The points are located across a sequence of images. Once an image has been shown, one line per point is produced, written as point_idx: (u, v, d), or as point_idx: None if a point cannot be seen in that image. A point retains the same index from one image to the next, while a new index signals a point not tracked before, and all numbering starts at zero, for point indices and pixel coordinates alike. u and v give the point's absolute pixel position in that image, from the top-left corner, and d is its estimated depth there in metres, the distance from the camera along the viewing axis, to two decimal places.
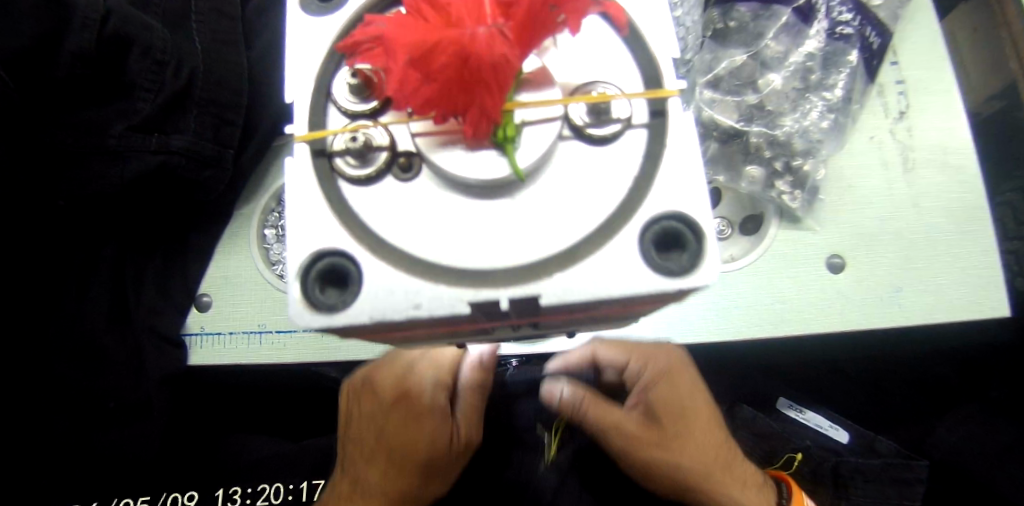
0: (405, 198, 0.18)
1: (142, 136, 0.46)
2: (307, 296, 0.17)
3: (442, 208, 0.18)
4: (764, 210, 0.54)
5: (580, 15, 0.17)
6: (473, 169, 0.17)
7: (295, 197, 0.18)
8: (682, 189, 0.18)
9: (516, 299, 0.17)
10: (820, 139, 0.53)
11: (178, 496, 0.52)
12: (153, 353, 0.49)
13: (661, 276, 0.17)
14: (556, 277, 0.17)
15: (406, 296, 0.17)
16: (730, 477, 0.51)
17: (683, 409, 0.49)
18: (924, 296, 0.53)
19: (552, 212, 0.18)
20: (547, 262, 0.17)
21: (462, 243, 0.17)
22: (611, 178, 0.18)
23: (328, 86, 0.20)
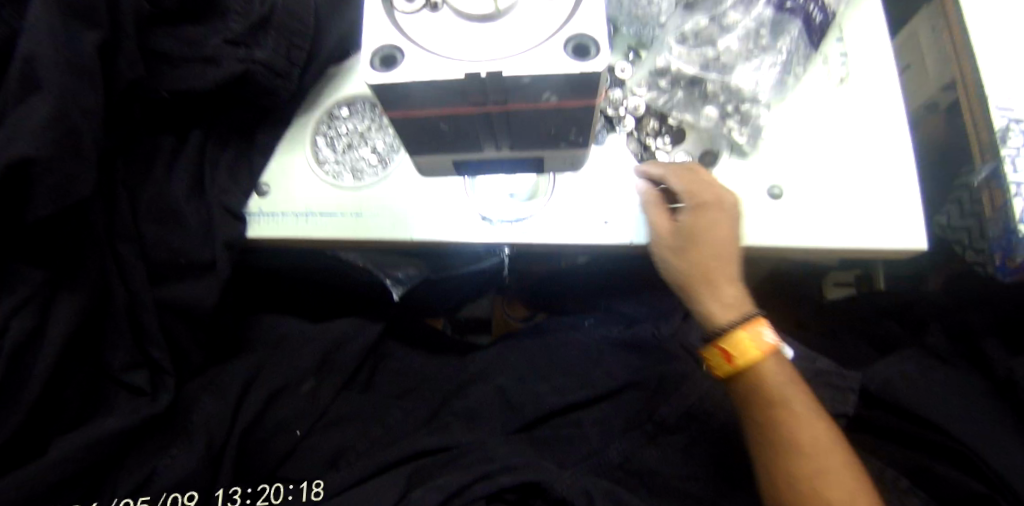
0: (436, 22, 0.31)
1: (232, 49, 0.59)
2: (371, 65, 0.30)
3: (456, 29, 0.30)
4: (720, 146, 0.66)
5: None
6: (472, 7, 0.30)
7: (370, 14, 0.31)
8: (596, 23, 0.30)
9: (490, 70, 0.29)
10: (766, 89, 0.64)
11: (178, 496, 0.57)
12: (223, 224, 0.62)
13: (575, 64, 0.28)
14: (515, 60, 0.29)
15: (427, 69, 0.29)
16: (715, 290, 0.57)
17: (708, 232, 0.55)
18: (848, 225, 0.64)
19: (518, 32, 0.30)
20: (512, 54, 0.29)
21: (465, 47, 0.30)
22: (556, 14, 0.30)
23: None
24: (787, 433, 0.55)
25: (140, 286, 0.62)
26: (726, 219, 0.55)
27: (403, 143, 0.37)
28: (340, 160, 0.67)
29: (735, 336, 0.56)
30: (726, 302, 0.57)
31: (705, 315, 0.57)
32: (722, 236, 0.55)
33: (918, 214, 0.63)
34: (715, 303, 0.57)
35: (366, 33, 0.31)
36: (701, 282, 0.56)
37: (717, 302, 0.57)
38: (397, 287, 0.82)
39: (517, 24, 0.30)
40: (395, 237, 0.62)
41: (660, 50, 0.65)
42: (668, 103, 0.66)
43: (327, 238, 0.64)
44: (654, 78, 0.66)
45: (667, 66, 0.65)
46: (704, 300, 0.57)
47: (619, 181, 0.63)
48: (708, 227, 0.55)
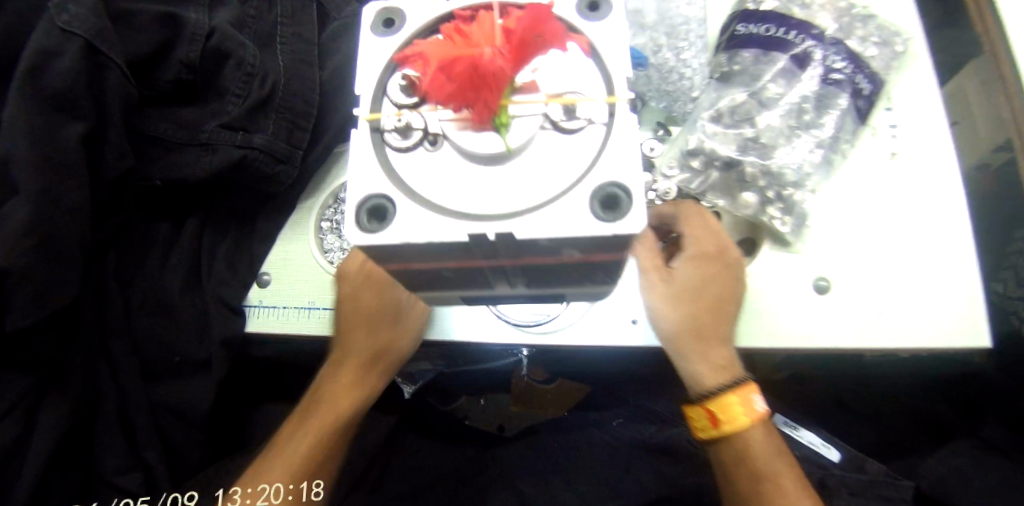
0: (433, 164, 0.26)
1: (229, 134, 0.56)
2: (359, 222, 0.24)
3: (460, 174, 0.25)
4: (760, 236, 0.61)
5: (557, 41, 0.25)
6: (479, 145, 0.25)
7: (356, 157, 0.26)
8: (626, 168, 0.24)
9: (498, 233, 0.24)
10: (809, 172, 0.58)
11: (179, 496, 0.59)
12: (217, 318, 0.58)
13: (601, 223, 0.23)
14: (526, 218, 0.24)
15: (424, 226, 0.24)
16: (707, 349, 0.50)
17: (712, 287, 0.49)
18: (899, 319, 0.56)
19: (533, 177, 0.25)
20: (520, 210, 0.24)
21: (471, 197, 0.25)
22: (580, 156, 0.25)
23: (383, 86, 0.27)
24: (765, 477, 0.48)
25: (126, 385, 0.57)
26: (728, 277, 0.50)
27: (407, 283, 0.32)
28: (346, 249, 0.62)
29: (721, 399, 0.49)
30: (710, 365, 0.50)
31: (688, 374, 0.50)
32: (725, 295, 0.49)
33: (980, 309, 0.56)
34: (700, 364, 0.50)
35: (349, 181, 0.26)
36: (682, 335, 0.49)
37: (703, 363, 0.50)
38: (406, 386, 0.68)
39: (530, 167, 0.25)
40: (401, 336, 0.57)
41: (692, 129, 0.60)
42: (701, 188, 0.60)
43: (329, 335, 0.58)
44: (686, 158, 0.60)
45: (699, 146, 0.59)
46: (688, 359, 0.50)
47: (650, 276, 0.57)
48: (712, 281, 0.49)
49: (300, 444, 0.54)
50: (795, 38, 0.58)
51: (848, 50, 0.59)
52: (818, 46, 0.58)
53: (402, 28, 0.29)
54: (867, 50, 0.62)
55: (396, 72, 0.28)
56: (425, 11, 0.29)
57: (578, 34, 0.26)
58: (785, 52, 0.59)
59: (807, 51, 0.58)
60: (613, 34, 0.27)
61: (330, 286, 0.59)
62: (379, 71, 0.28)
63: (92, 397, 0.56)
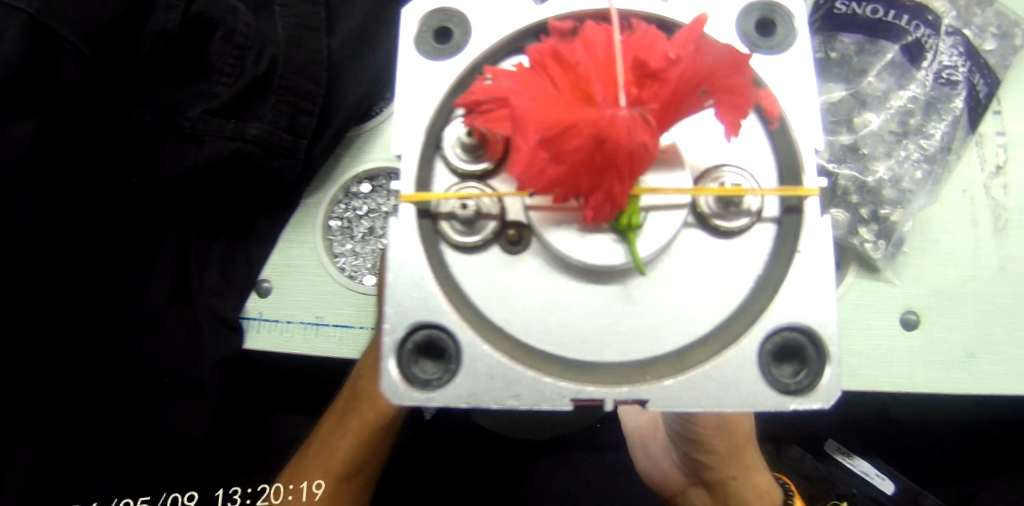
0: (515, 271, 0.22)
1: (217, 122, 0.46)
2: (411, 377, 0.21)
3: (567, 292, 0.21)
4: (844, 256, 0.49)
5: (725, 100, 0.18)
6: (591, 253, 0.19)
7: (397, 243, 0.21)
8: (807, 309, 0.21)
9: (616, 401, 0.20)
10: (913, 190, 0.48)
11: (177, 496, 0.53)
12: (213, 337, 0.49)
13: (777, 391, 0.21)
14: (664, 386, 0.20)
15: (505, 376, 0.20)
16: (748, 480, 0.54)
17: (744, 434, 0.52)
18: (996, 366, 0.48)
19: (668, 302, 0.21)
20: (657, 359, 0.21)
21: (592, 345, 0.21)
22: (717, 270, 0.22)
23: (438, 136, 0.22)
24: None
25: (114, 406, 0.51)
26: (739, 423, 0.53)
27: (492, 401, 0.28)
28: (359, 252, 0.52)
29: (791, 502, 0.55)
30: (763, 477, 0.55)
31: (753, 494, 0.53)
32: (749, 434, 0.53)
33: None
34: (760, 478, 0.54)
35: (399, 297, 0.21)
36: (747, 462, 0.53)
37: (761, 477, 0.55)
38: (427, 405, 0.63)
39: (659, 286, 0.21)
40: None
41: None
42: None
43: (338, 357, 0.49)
44: None
45: None
46: (753, 479, 0.54)
47: None
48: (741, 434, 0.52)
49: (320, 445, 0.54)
50: (908, 24, 0.48)
51: (965, 43, 0.49)
52: (932, 36, 0.48)
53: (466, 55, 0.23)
54: (982, 43, 0.52)
55: (452, 120, 0.23)
56: (494, 33, 0.23)
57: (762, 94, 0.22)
58: (894, 41, 0.49)
59: (920, 41, 0.48)
60: (796, 98, 0.23)
61: (340, 301, 0.50)
62: (425, 121, 0.22)
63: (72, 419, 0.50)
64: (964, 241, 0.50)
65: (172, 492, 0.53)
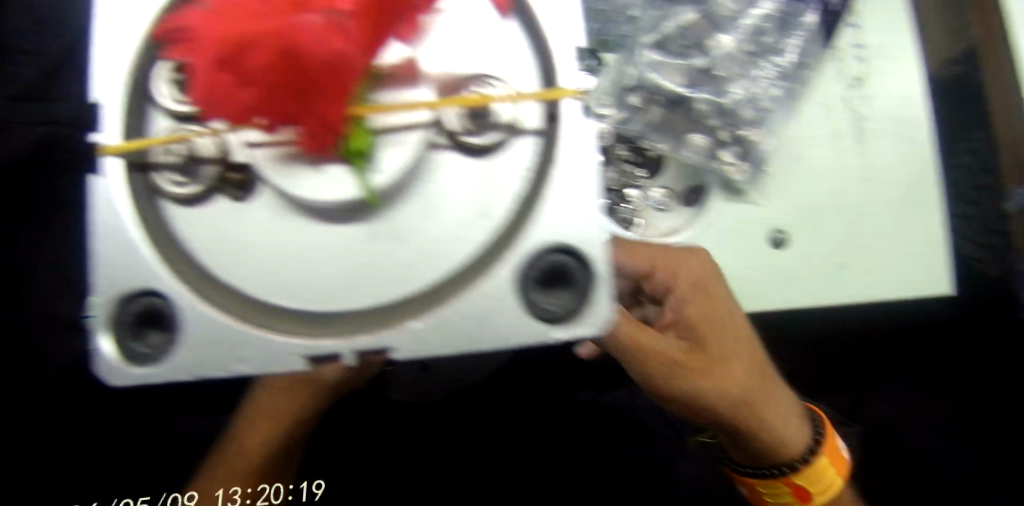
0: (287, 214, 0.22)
1: (24, 105, 0.43)
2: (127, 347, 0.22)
3: (307, 229, 0.22)
4: (707, 182, 0.52)
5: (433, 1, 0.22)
6: (332, 190, 0.20)
7: (120, 209, 0.22)
8: (568, 228, 0.22)
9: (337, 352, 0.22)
10: (770, 109, 0.52)
11: None
12: (55, 342, 0.45)
13: (541, 323, 0.22)
14: (406, 332, 0.22)
15: (218, 340, 0.22)
16: (774, 413, 0.46)
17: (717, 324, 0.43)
18: (864, 273, 0.52)
19: (418, 227, 0.22)
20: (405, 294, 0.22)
21: (327, 298, 0.22)
22: (468, 186, 0.22)
23: (144, 88, 0.23)
24: (761, 417, 0.44)
25: None
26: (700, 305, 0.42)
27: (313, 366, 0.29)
28: None
29: (815, 468, 0.46)
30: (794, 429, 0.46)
31: (776, 448, 0.46)
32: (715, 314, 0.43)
33: (943, 252, 0.53)
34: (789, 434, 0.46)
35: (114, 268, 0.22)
36: (761, 421, 0.45)
37: (782, 406, 0.46)
38: None
39: (409, 212, 0.22)
40: None
41: (632, 58, 0.50)
42: (641, 129, 0.50)
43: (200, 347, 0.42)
44: (623, 94, 0.50)
45: (641, 79, 0.50)
46: (784, 426, 0.46)
47: None
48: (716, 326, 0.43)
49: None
50: None
51: None
52: None
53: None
54: None
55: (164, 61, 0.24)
56: None
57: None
58: None
59: None
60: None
61: None
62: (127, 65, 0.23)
63: None
64: (831, 157, 0.53)
65: None
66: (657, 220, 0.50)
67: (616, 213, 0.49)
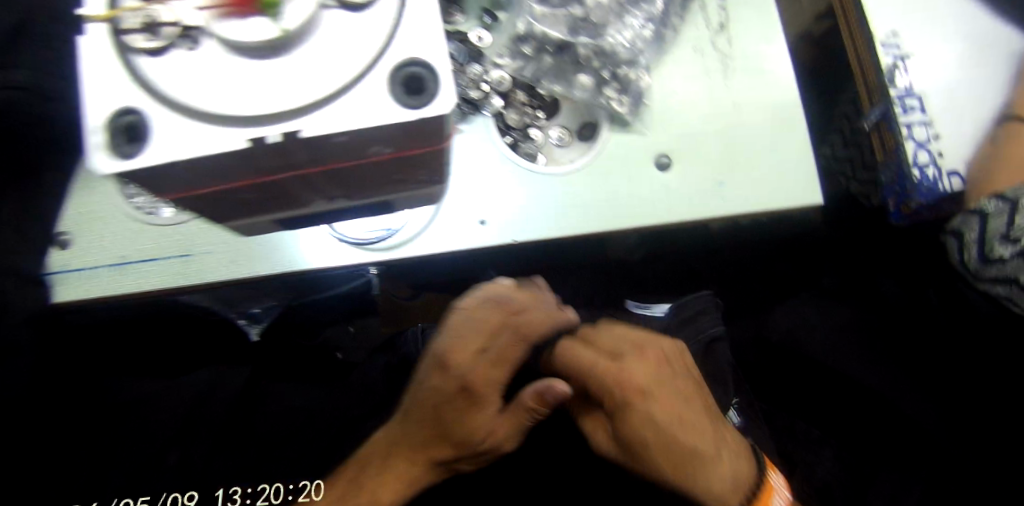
0: (195, 61, 0.21)
1: None
2: (110, 145, 0.20)
3: (223, 70, 0.21)
4: (598, 117, 0.61)
5: None
6: (247, 34, 0.21)
7: (92, 65, 0.21)
8: (428, 44, 0.22)
9: (250, 139, 0.21)
10: (641, 47, 0.60)
11: (177, 495, 0.47)
12: (14, 294, 0.47)
13: (412, 110, 0.21)
14: (314, 115, 0.21)
15: (187, 139, 0.20)
16: (707, 472, 0.48)
17: (646, 411, 0.48)
18: (743, 187, 0.61)
19: (321, 63, 0.22)
20: (315, 103, 0.21)
21: (230, 98, 0.21)
22: (370, 35, 0.22)
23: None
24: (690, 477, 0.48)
25: None
26: (666, 403, 0.49)
27: (200, 212, 0.27)
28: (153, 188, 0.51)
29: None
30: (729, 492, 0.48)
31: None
32: (684, 422, 0.49)
33: (810, 165, 0.62)
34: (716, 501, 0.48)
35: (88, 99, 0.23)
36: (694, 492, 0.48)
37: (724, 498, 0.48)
38: (252, 327, 0.66)
39: (310, 52, 0.22)
40: (236, 276, 0.50)
41: (518, 12, 0.58)
42: (535, 75, 0.60)
43: (153, 291, 0.50)
44: (517, 45, 0.59)
45: (529, 30, 0.58)
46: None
47: (479, 173, 0.57)
48: (652, 427, 0.48)
49: (445, 420, 0.50)
50: None
51: None
52: None
53: None
54: None
55: None
56: None
57: None
58: None
59: None
60: None
61: (140, 237, 0.50)
62: None
63: None
64: (699, 89, 0.62)
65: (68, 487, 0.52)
66: (557, 155, 0.61)
67: (520, 148, 0.60)
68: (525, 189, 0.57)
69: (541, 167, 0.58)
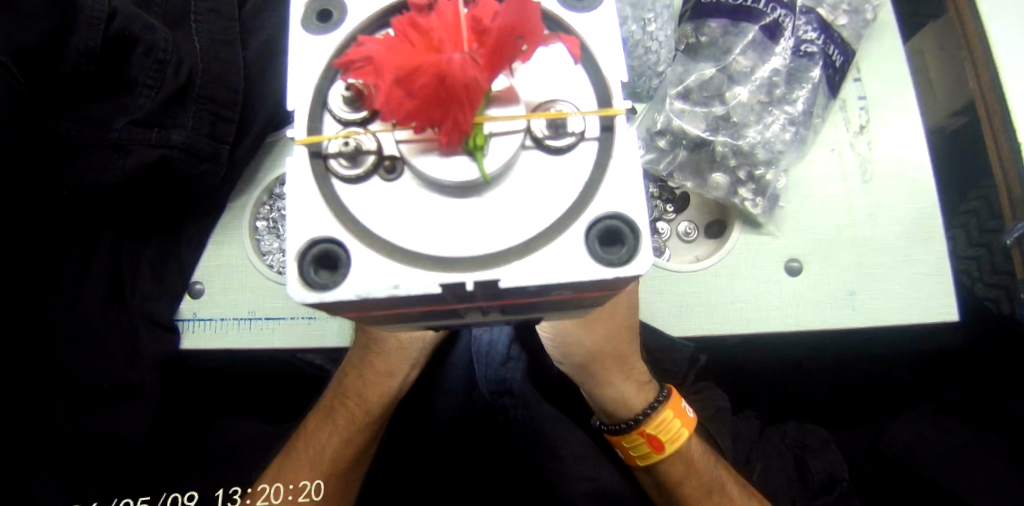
0: (391, 196, 0.21)
1: (142, 131, 0.48)
2: (302, 274, 0.20)
3: (423, 207, 0.21)
4: (729, 216, 0.58)
5: (537, 43, 0.21)
6: (446, 172, 0.20)
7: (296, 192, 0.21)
8: (629, 196, 0.20)
9: (444, 285, 0.19)
10: (782, 150, 0.57)
11: (178, 496, 0.53)
12: (148, 336, 0.52)
13: (605, 266, 0.19)
14: (511, 263, 0.20)
15: (386, 278, 0.20)
16: (622, 372, 0.52)
17: (623, 311, 0.47)
18: (875, 299, 0.56)
19: (518, 208, 0.21)
20: (511, 252, 0.20)
21: (434, 240, 0.20)
22: (569, 184, 0.21)
23: (324, 96, 0.22)
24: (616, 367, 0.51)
25: (60, 417, 0.53)
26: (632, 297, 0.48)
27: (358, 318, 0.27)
28: (285, 249, 0.55)
29: (659, 419, 0.52)
30: (638, 389, 0.53)
31: (616, 406, 0.52)
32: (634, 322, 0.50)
33: (948, 281, 0.57)
34: (625, 392, 0.52)
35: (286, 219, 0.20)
36: (611, 383, 0.52)
37: (633, 392, 0.53)
38: None
39: (509, 197, 0.21)
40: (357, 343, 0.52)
41: (660, 107, 0.59)
42: (668, 169, 0.59)
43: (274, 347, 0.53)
44: (653, 138, 0.59)
45: (668, 125, 0.58)
46: (612, 392, 0.52)
47: None
48: (620, 317, 0.47)
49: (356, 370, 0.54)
50: (765, 7, 0.56)
51: (819, 19, 0.58)
52: (788, 16, 0.57)
53: (342, 23, 0.23)
54: (837, 19, 0.61)
55: (337, 79, 0.22)
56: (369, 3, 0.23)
57: (565, 31, 0.22)
58: (755, 22, 0.57)
59: (778, 21, 0.56)
60: (603, 31, 0.23)
61: (268, 294, 0.53)
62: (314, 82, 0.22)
63: (21, 434, 0.52)
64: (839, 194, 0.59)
65: (173, 490, 0.55)
66: (683, 251, 0.59)
67: None
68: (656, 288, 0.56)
69: (668, 263, 0.57)
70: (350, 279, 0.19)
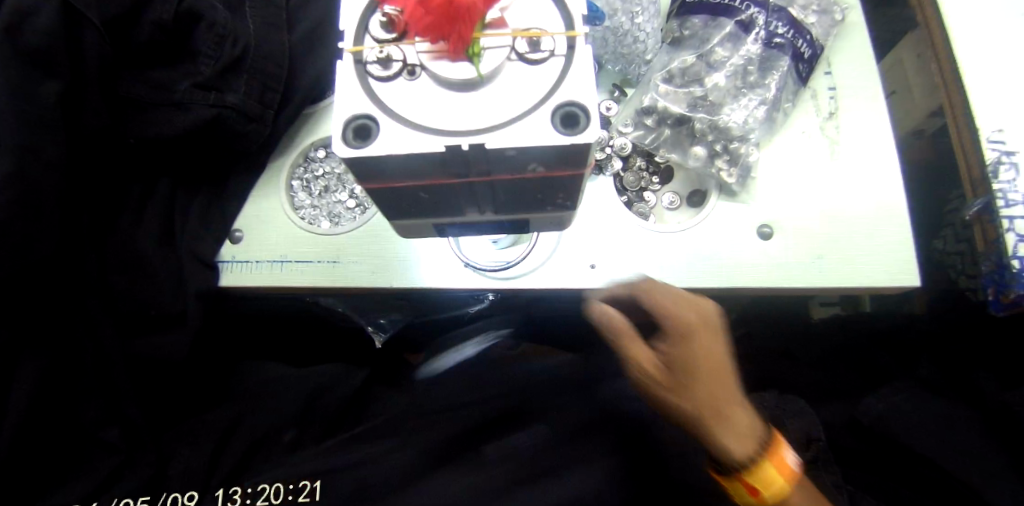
0: (412, 90, 0.29)
1: (202, 93, 0.56)
2: (343, 138, 0.27)
3: (435, 97, 0.28)
4: (708, 186, 0.65)
5: None
6: (454, 72, 0.28)
7: (343, 83, 0.29)
8: (585, 91, 0.28)
9: (447, 146, 0.27)
10: (753, 126, 0.65)
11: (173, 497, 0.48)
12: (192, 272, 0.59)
13: (563, 135, 0.27)
14: (496, 133, 0.27)
15: (405, 141, 0.27)
16: (729, 427, 0.46)
17: (704, 359, 0.45)
18: (842, 264, 0.61)
19: (503, 98, 0.28)
20: (496, 126, 0.27)
21: (443, 118, 0.28)
22: (541, 83, 0.29)
23: (365, 23, 0.30)
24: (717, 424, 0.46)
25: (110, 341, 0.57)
26: (712, 338, 0.46)
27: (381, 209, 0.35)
28: (317, 205, 0.64)
29: (760, 472, 0.47)
30: (750, 444, 0.47)
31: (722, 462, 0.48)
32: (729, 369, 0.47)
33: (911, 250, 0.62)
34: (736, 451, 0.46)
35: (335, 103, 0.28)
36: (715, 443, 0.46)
37: (743, 447, 0.47)
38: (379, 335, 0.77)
39: (496, 92, 0.28)
40: (374, 283, 0.59)
41: (646, 90, 0.67)
42: (654, 143, 0.66)
43: (300, 286, 0.60)
44: (640, 116, 0.67)
45: (653, 104, 0.66)
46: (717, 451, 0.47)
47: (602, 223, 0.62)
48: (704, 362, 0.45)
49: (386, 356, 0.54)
50: (741, 5, 0.64)
51: (789, 16, 0.64)
52: (762, 12, 0.64)
53: None
54: (807, 18, 0.69)
55: (376, 11, 0.30)
56: None
57: None
58: (732, 17, 0.65)
59: (751, 17, 0.64)
60: None
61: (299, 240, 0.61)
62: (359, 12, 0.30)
63: None
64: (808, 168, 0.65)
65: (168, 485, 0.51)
66: (666, 217, 0.65)
67: (634, 207, 0.64)
68: (643, 249, 0.61)
69: (652, 224, 0.62)
70: (379, 141, 0.27)
